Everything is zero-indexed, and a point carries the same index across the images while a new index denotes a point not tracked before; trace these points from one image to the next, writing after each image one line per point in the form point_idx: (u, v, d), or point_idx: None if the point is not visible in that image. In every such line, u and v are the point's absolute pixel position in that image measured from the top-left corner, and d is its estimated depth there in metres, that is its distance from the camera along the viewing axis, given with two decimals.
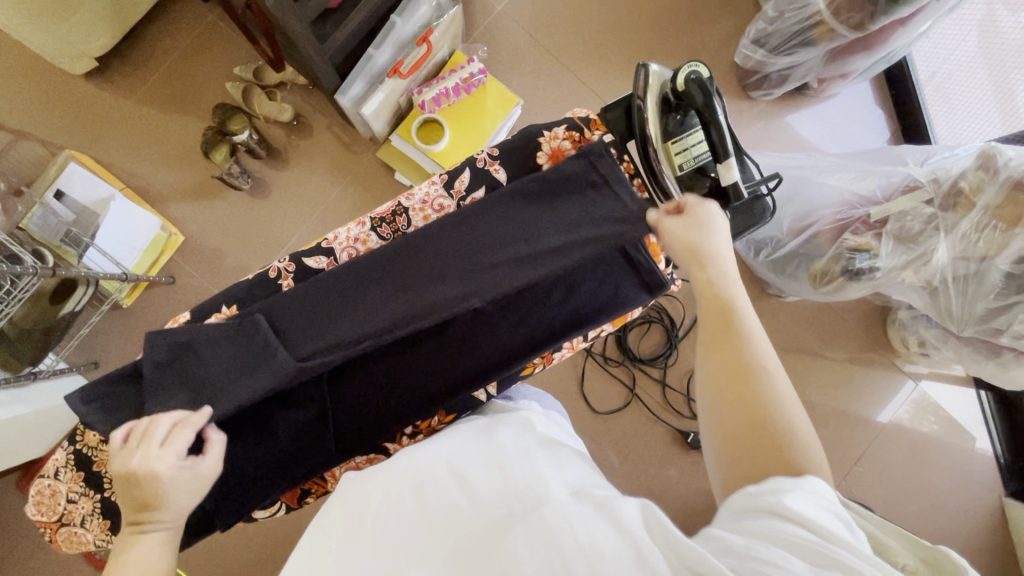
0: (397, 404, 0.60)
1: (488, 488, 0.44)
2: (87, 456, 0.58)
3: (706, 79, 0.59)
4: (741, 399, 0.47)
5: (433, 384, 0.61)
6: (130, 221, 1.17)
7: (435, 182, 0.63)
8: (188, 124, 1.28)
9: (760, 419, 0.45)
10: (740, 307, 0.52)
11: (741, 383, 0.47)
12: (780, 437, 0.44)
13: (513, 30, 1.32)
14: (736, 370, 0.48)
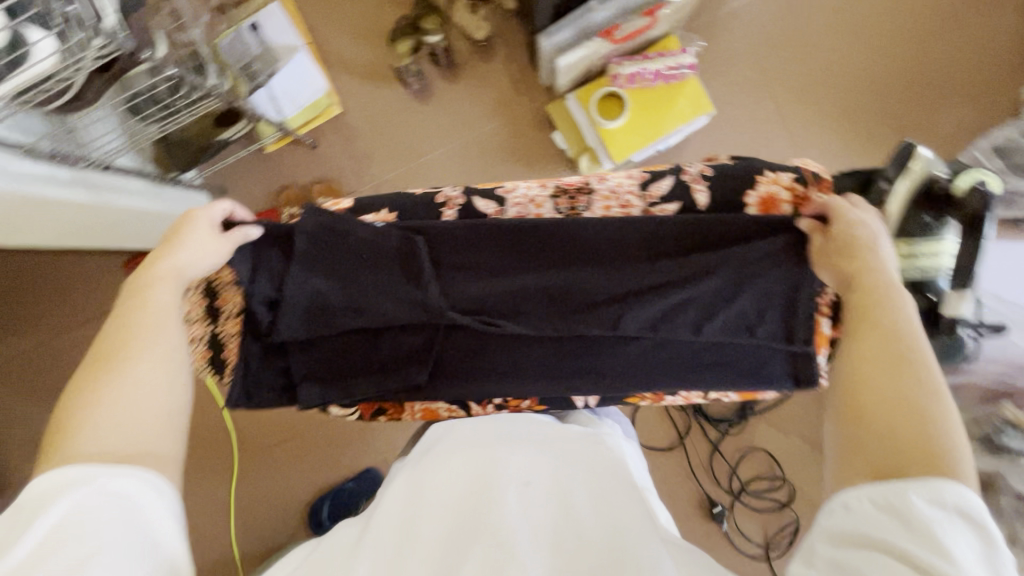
0: (502, 373, 0.59)
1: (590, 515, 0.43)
2: (215, 288, 0.61)
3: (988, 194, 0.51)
4: (894, 387, 0.41)
5: (544, 366, 0.59)
6: (303, 79, 1.20)
7: (632, 176, 0.58)
8: (386, 6, 1.28)
9: (915, 414, 0.40)
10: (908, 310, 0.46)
11: (898, 370, 0.42)
12: (935, 433, 0.39)
13: (738, 34, 1.20)
14: (898, 369, 0.42)
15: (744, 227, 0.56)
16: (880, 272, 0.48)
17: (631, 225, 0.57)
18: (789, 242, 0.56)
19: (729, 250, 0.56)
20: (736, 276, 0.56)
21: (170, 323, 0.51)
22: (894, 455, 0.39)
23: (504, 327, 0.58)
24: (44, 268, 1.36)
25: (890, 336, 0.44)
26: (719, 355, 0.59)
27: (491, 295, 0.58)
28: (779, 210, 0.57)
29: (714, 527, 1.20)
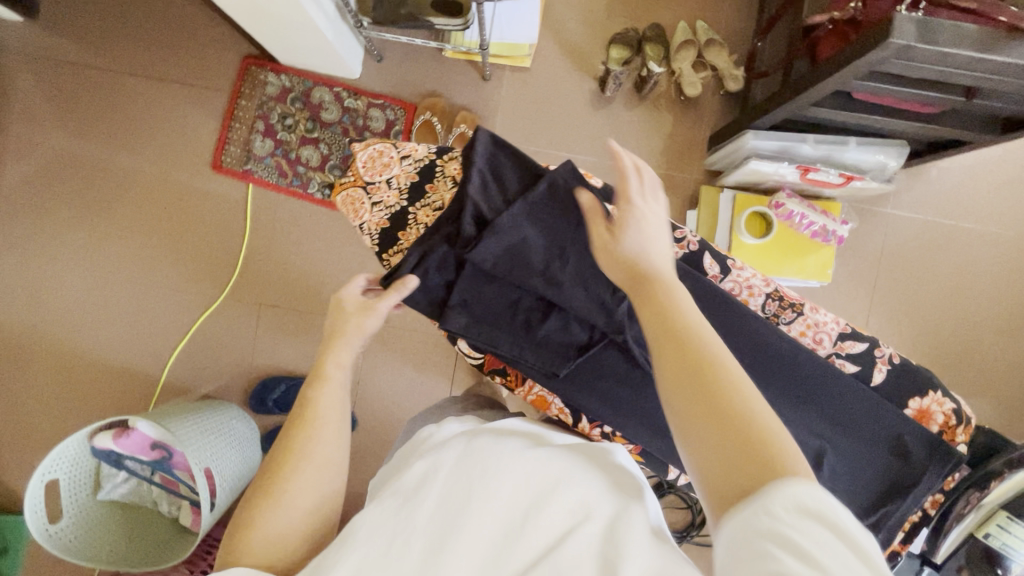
0: (627, 407, 0.60)
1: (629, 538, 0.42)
2: (432, 173, 0.60)
3: None
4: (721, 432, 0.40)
5: (665, 426, 0.60)
6: (520, 20, 1.15)
7: (837, 323, 0.62)
8: (625, 9, 1.28)
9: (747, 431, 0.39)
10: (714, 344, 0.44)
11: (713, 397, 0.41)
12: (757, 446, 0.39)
13: (878, 235, 1.28)
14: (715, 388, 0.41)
15: (897, 421, 0.60)
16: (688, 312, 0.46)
17: (810, 364, 0.60)
18: (925, 456, 0.60)
19: (871, 433, 0.60)
20: (863, 455, 0.60)
21: (335, 411, 0.60)
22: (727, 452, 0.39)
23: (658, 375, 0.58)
24: (162, 8, 1.26)
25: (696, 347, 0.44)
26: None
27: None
28: (927, 426, 0.61)
29: None
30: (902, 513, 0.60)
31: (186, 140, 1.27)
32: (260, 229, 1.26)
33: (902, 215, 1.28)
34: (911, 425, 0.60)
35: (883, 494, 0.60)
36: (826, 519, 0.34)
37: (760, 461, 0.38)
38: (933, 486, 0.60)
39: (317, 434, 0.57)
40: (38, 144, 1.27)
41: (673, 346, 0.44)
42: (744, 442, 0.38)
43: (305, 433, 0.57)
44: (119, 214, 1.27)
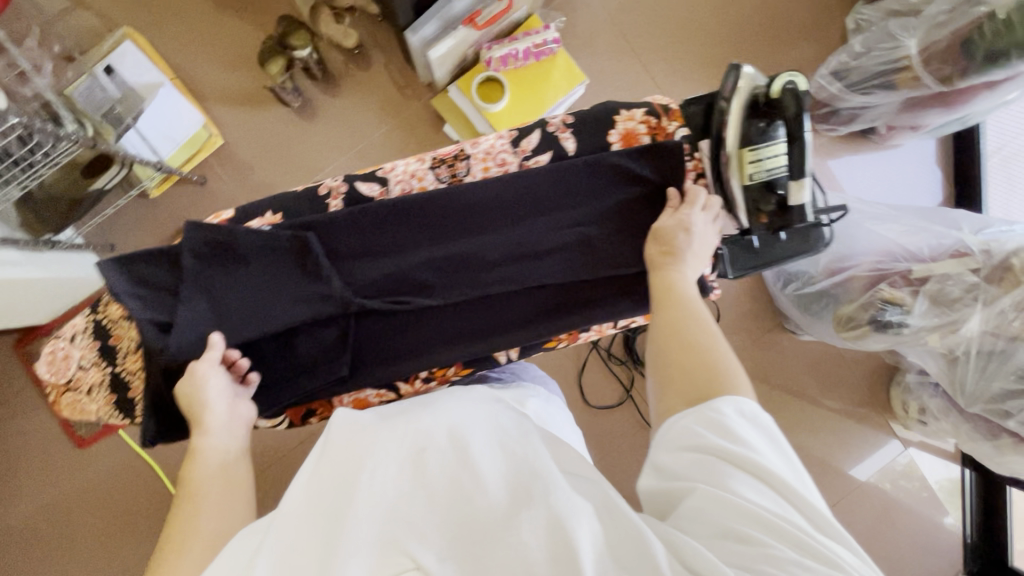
0: (417, 346, 0.60)
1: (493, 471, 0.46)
2: (104, 327, 0.59)
3: (802, 92, 0.57)
4: (669, 322, 0.53)
5: (462, 331, 0.61)
6: (173, 113, 1.15)
7: (502, 135, 0.61)
8: (249, 30, 1.25)
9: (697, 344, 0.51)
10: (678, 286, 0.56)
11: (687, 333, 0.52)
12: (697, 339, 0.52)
13: (594, 6, 1.28)
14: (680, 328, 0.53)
15: (614, 163, 0.60)
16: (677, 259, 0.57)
17: (513, 183, 0.60)
18: (658, 167, 0.61)
19: (603, 188, 0.61)
20: (616, 209, 0.61)
21: None
22: (691, 352, 0.51)
23: (412, 303, 0.59)
24: None
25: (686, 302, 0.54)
26: (623, 285, 0.62)
27: (393, 273, 0.59)
28: (639, 142, 0.62)
29: None
30: None
31: (37, 451, 1.23)
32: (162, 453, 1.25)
33: None
34: (626, 153, 0.60)
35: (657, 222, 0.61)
36: (740, 413, 0.45)
37: (714, 374, 0.48)
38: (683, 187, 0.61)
39: (202, 503, 0.46)
40: None
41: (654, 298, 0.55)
42: (703, 365, 0.49)
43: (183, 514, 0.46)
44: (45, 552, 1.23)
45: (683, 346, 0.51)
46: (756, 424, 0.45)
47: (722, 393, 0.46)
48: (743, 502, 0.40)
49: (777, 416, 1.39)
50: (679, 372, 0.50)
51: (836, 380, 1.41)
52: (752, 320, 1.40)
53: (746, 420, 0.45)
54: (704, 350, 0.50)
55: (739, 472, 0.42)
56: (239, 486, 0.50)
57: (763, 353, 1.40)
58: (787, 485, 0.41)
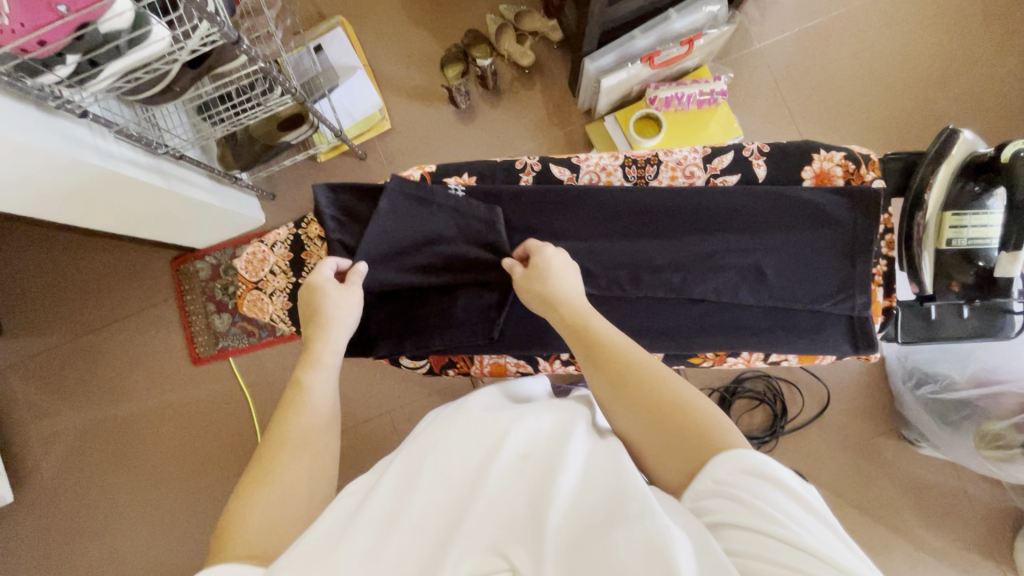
0: None
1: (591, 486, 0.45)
2: (302, 242, 0.66)
3: None
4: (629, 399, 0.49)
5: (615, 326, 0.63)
6: (359, 94, 1.30)
7: (696, 150, 0.64)
8: (439, 37, 1.39)
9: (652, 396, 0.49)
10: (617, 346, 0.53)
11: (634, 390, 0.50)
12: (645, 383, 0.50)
13: (763, 70, 1.30)
14: (631, 388, 0.50)
15: (804, 201, 0.60)
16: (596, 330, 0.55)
17: (697, 196, 0.62)
18: (853, 209, 0.60)
19: (787, 220, 0.61)
20: (796, 246, 0.60)
21: None
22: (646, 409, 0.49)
23: None
24: (88, 270, 1.40)
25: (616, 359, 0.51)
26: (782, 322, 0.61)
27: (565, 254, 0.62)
28: (832, 184, 0.62)
29: None
30: (859, 267, 0.60)
31: (163, 358, 1.37)
32: (261, 390, 1.35)
33: (772, 41, 1.31)
34: (819, 193, 0.60)
35: (835, 271, 0.60)
36: (762, 482, 0.41)
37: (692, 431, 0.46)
38: (871, 241, 0.59)
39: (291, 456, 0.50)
40: (52, 437, 1.36)
41: (623, 371, 0.51)
42: (680, 425, 0.47)
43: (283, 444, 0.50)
44: (144, 451, 1.35)
45: (647, 405, 0.49)
46: (774, 484, 0.41)
47: (717, 452, 0.44)
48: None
49: (874, 530, 1.25)
50: (668, 446, 0.47)
51: (952, 511, 1.25)
52: (866, 417, 1.29)
53: (758, 483, 0.41)
54: (679, 401, 0.48)
55: (781, 544, 0.37)
56: (327, 420, 0.54)
57: (872, 457, 1.28)
58: (836, 557, 0.37)
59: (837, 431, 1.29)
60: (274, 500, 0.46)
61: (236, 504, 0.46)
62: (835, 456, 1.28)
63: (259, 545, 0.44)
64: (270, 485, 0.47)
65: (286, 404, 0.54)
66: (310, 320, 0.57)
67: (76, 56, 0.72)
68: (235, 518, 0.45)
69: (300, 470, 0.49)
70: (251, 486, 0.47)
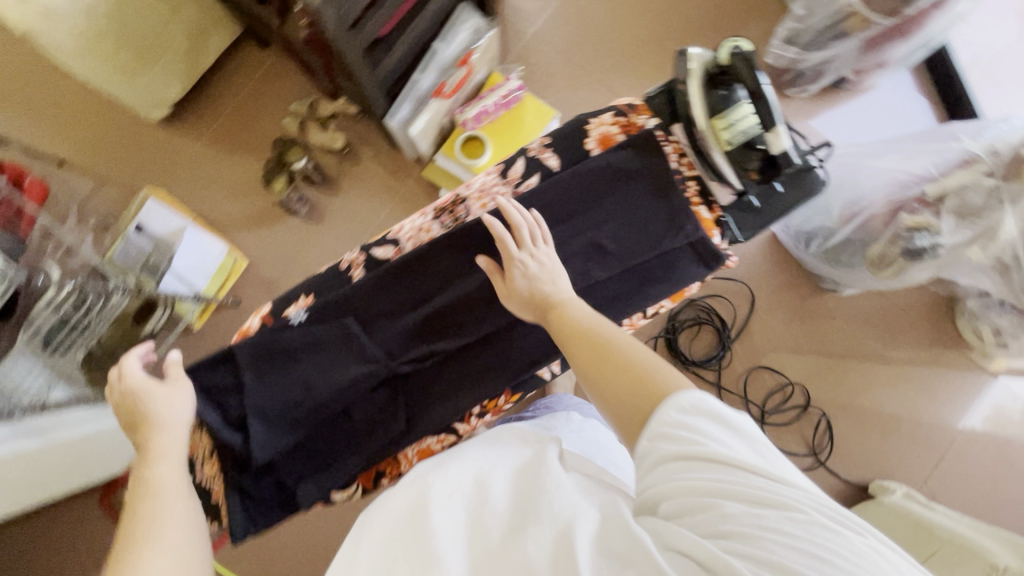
0: (464, 381, 0.63)
1: (505, 504, 0.46)
2: (181, 439, 0.60)
3: (750, 54, 0.60)
4: (618, 364, 0.50)
5: (501, 361, 0.63)
6: (201, 250, 1.26)
7: (491, 172, 0.67)
8: (251, 159, 1.38)
9: (634, 363, 0.49)
10: (590, 322, 0.54)
11: (607, 357, 0.51)
12: (600, 341, 0.52)
13: (546, 50, 1.38)
14: (600, 357, 0.51)
15: (606, 165, 0.64)
16: (582, 313, 0.56)
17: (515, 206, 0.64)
18: (642, 155, 0.65)
19: (596, 190, 0.64)
20: (614, 208, 0.64)
21: None
22: (628, 373, 0.49)
23: (445, 345, 0.63)
24: (19, 560, 1.27)
25: (587, 332, 0.53)
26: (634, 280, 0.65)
27: (425, 320, 0.63)
28: (616, 142, 0.67)
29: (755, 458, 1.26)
30: (673, 198, 0.64)
31: None
32: None
33: (542, 22, 1.39)
34: (612, 154, 0.65)
35: (657, 212, 0.64)
36: (719, 426, 0.44)
37: (655, 387, 0.47)
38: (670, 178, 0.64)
39: (162, 515, 0.45)
40: None
41: (583, 345, 0.52)
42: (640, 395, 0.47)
43: (143, 516, 0.45)
44: None
45: (610, 377, 0.49)
46: (725, 426, 0.44)
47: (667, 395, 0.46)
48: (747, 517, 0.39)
49: (848, 378, 1.34)
50: (634, 411, 0.47)
51: (895, 328, 1.35)
52: (791, 289, 1.36)
53: (711, 423, 0.44)
54: (635, 364, 0.49)
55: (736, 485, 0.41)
56: (179, 468, 0.50)
57: (813, 319, 1.36)
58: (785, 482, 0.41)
59: (774, 314, 1.35)
60: (160, 554, 0.42)
61: (113, 571, 0.41)
62: (783, 336, 1.35)
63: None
64: (151, 544, 0.43)
65: (135, 475, 0.49)
66: (137, 427, 0.53)
67: None
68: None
69: (178, 520, 0.45)
70: (126, 552, 0.42)
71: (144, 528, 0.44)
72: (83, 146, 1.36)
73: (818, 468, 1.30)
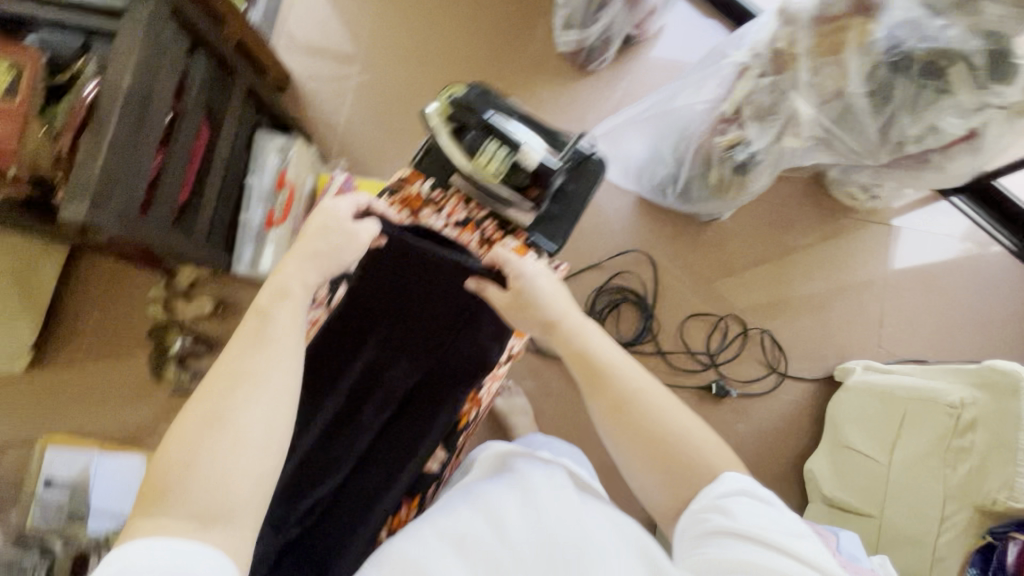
0: (366, 491, 0.76)
1: (526, 533, 0.59)
2: None
3: (465, 101, 0.72)
4: (640, 419, 0.62)
5: (398, 459, 0.78)
6: (116, 474, 1.22)
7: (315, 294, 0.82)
8: (133, 360, 1.33)
9: (662, 432, 0.62)
10: (616, 373, 0.65)
11: (627, 412, 0.63)
12: (638, 397, 0.63)
13: (364, 133, 1.41)
14: (631, 403, 0.63)
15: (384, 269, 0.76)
16: (608, 356, 0.66)
17: (342, 330, 0.78)
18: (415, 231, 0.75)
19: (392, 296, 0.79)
20: (422, 290, 0.78)
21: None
22: (653, 437, 0.62)
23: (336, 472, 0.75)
24: None
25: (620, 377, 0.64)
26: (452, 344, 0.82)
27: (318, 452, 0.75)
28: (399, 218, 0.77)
29: (724, 400, 1.27)
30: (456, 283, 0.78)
31: None
32: None
33: (348, 110, 1.42)
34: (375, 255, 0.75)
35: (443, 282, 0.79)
36: (749, 498, 0.57)
37: (678, 455, 0.61)
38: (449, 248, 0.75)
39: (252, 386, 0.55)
40: None
41: (616, 402, 0.63)
42: (665, 450, 0.62)
43: (240, 376, 0.55)
44: None
45: (646, 438, 0.62)
46: (762, 505, 0.57)
47: (720, 476, 0.60)
48: (756, 556, 0.52)
49: (770, 285, 1.37)
50: (662, 466, 0.62)
51: (786, 224, 1.40)
52: (679, 236, 1.38)
53: (749, 503, 0.57)
54: (661, 420, 0.62)
55: (750, 541, 0.53)
56: (284, 361, 0.58)
57: (713, 251, 1.38)
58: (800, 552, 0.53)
59: (676, 265, 1.37)
60: (238, 452, 0.51)
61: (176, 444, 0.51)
62: (695, 280, 1.37)
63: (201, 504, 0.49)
64: (224, 430, 0.52)
65: (249, 334, 0.58)
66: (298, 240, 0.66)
67: None
68: (173, 469, 0.50)
69: (254, 416, 0.53)
70: (203, 427, 0.51)
71: (229, 403, 0.53)
72: None
73: (784, 380, 1.32)
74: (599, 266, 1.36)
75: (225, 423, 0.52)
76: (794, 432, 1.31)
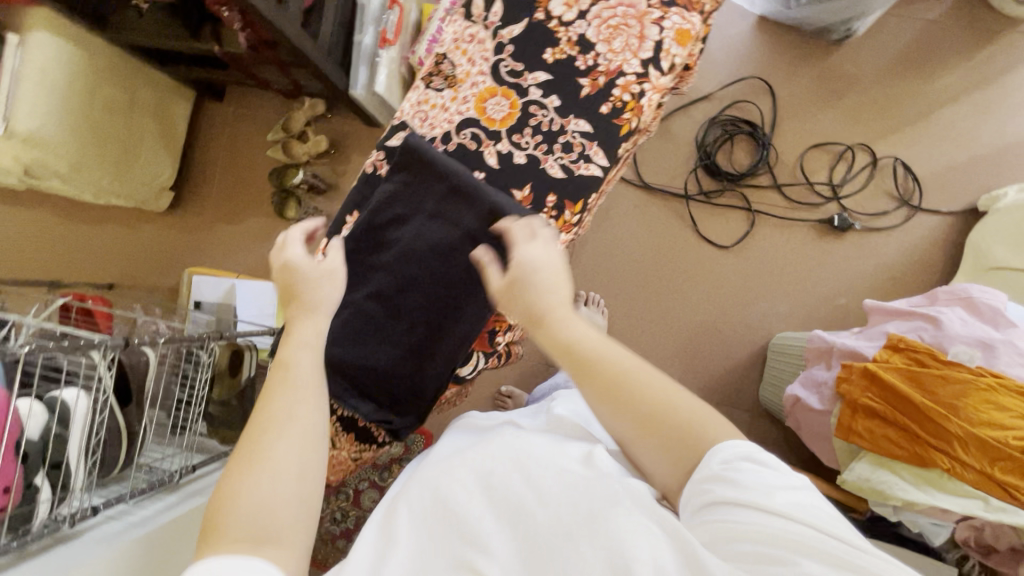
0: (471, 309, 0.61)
1: (558, 492, 0.47)
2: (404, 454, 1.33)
3: None
4: (633, 404, 0.48)
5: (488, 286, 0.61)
6: (256, 295, 1.33)
7: (458, 19, 0.65)
8: (258, 201, 1.44)
9: (656, 409, 0.48)
10: (599, 359, 0.48)
11: (622, 395, 0.48)
12: (618, 372, 0.48)
13: None
14: (617, 387, 0.48)
15: None
16: (596, 352, 0.48)
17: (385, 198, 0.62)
18: None
19: (460, 145, 0.64)
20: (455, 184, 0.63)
21: None
22: (653, 420, 0.48)
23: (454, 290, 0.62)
24: None
25: (599, 357, 0.48)
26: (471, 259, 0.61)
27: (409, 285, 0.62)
28: None
29: (847, 230, 1.21)
30: (533, 113, 0.63)
31: None
32: None
33: None
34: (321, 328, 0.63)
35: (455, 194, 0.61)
36: (759, 462, 0.44)
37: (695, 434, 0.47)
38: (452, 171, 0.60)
39: (276, 407, 0.47)
40: None
41: (608, 390, 0.48)
42: (679, 430, 0.48)
43: (265, 423, 0.47)
44: None
45: (649, 422, 0.48)
46: (770, 472, 0.43)
47: (718, 442, 0.46)
48: (777, 532, 0.38)
49: (906, 113, 1.26)
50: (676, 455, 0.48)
51: (929, 46, 1.25)
52: (802, 65, 1.28)
53: (752, 467, 0.43)
54: (657, 398, 0.48)
55: (765, 512, 0.40)
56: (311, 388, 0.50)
57: (841, 77, 1.27)
58: (836, 531, 0.38)
59: (798, 95, 1.28)
60: (276, 487, 0.43)
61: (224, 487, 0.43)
62: (819, 109, 1.27)
63: (248, 525, 0.41)
64: (264, 467, 0.44)
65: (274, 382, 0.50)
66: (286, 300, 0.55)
67: (40, 472, 0.74)
68: (220, 505, 0.42)
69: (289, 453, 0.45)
70: (243, 475, 0.43)
71: (272, 425, 0.47)
72: (119, 261, 1.45)
73: (913, 213, 1.23)
74: (712, 98, 1.29)
75: (263, 459, 0.44)
76: (923, 268, 1.23)
